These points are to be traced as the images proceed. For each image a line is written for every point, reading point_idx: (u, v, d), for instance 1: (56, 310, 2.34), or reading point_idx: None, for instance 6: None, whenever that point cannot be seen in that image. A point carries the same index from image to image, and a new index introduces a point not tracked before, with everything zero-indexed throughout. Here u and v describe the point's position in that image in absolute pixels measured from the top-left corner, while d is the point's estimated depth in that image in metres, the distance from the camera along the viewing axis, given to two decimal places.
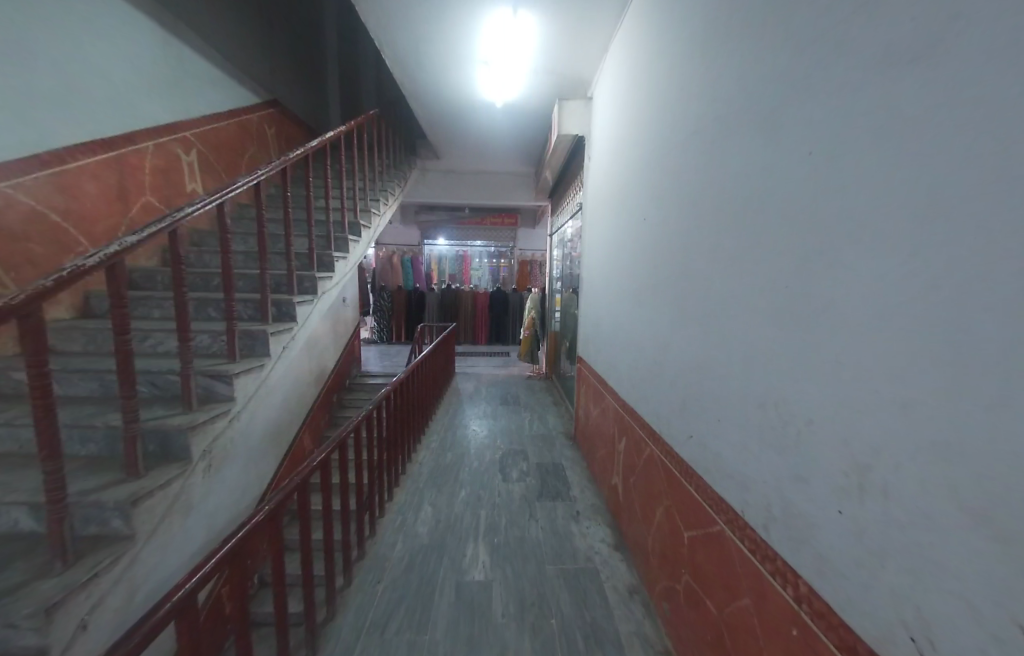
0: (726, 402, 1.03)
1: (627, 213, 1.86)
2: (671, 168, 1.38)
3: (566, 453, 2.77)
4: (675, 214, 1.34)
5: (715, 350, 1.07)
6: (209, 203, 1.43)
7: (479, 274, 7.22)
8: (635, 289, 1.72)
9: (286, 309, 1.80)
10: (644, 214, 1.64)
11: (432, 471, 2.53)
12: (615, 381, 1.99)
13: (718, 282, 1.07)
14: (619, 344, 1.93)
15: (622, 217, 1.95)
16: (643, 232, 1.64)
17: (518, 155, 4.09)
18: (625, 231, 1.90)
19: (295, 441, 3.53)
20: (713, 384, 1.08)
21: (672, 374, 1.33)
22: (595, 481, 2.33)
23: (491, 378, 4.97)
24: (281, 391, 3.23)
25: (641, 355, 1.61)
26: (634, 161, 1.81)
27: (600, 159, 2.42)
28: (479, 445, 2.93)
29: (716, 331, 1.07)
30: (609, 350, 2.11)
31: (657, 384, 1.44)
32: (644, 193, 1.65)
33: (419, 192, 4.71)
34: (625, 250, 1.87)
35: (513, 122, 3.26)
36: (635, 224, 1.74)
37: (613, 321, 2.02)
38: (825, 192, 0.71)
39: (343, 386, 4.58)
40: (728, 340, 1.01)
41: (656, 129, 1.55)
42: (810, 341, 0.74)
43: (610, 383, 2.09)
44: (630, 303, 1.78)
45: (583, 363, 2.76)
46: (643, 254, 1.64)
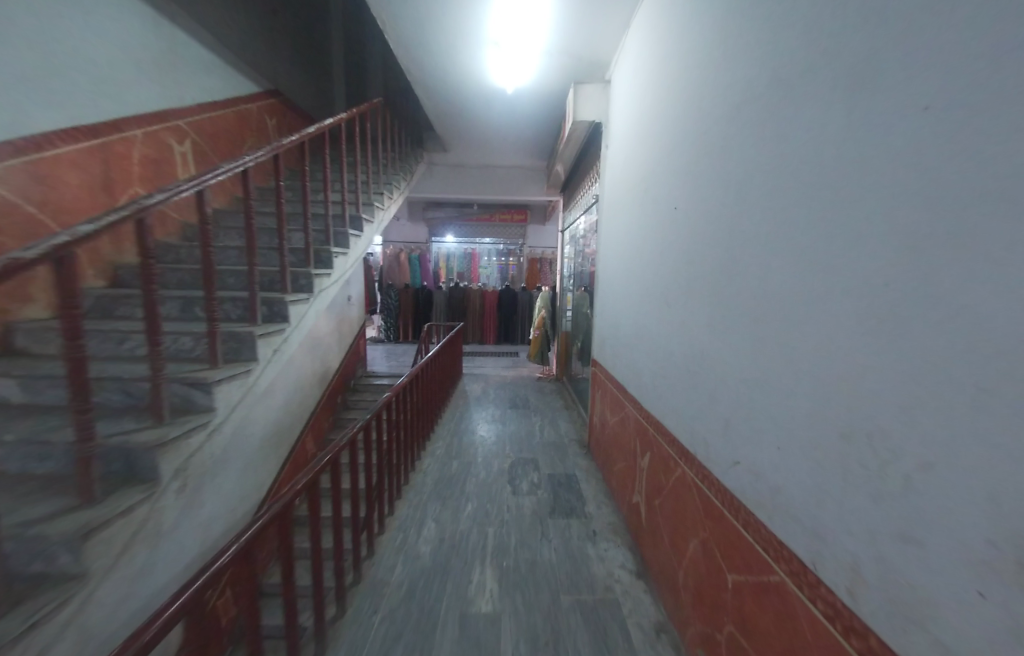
0: (790, 425, 0.83)
1: (654, 206, 1.66)
2: (711, 148, 1.17)
3: (579, 463, 2.60)
4: (715, 200, 1.14)
5: (773, 363, 0.88)
6: (182, 191, 1.26)
7: (487, 272, 7.02)
8: (665, 287, 1.51)
9: (279, 309, 1.65)
10: (676, 204, 1.43)
11: (436, 480, 2.38)
12: (637, 389, 1.80)
13: (777, 277, 0.86)
14: (644, 348, 1.72)
15: (648, 209, 1.74)
16: (674, 224, 1.44)
17: (528, 148, 3.91)
18: (651, 225, 1.69)
19: (296, 445, 3.42)
20: (771, 402, 0.89)
21: (712, 386, 1.14)
22: (612, 496, 2.14)
23: (499, 379, 4.79)
24: (280, 393, 3.11)
25: (671, 364, 1.41)
26: (661, 148, 1.60)
27: (621, 146, 2.21)
28: (487, 453, 2.76)
29: (777, 338, 0.87)
30: (630, 357, 1.92)
31: (692, 397, 1.25)
32: (676, 179, 1.44)
33: (426, 187, 4.56)
34: (652, 244, 1.67)
35: (523, 110, 3.06)
36: (663, 215, 1.55)
37: (636, 323, 1.83)
38: (946, 153, 0.51)
39: (347, 386, 4.45)
40: (795, 350, 0.81)
41: (688, 107, 1.36)
42: (924, 354, 0.54)
43: (630, 391, 1.90)
44: (658, 302, 1.57)
45: (599, 368, 2.56)
46: (675, 247, 1.43)
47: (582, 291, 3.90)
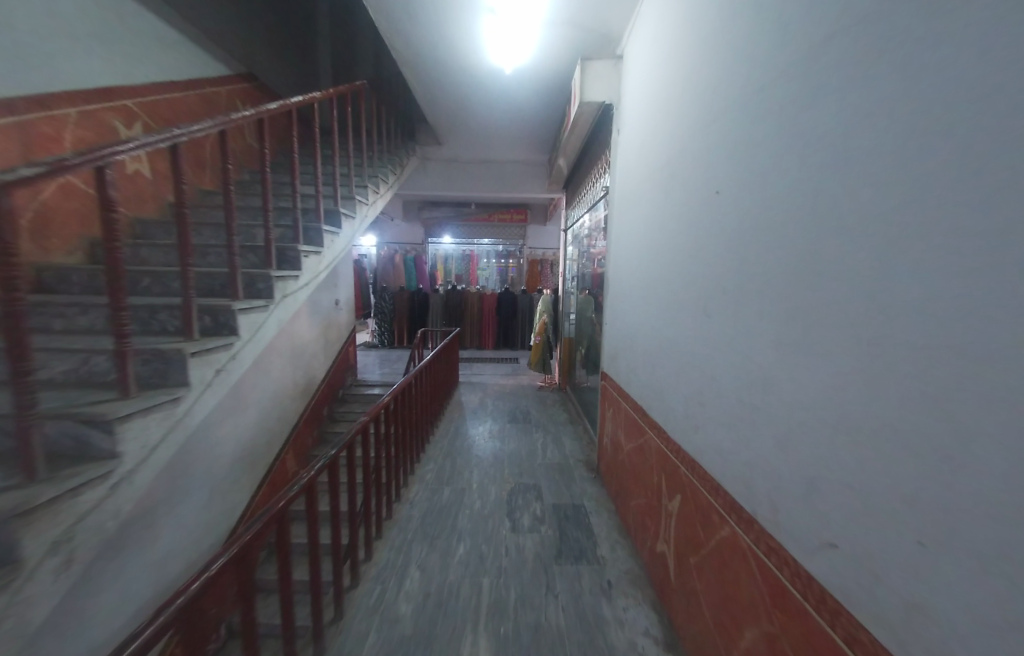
0: (932, 514, 0.51)
1: (683, 193, 1.34)
2: (774, 105, 0.85)
3: (587, 490, 2.28)
4: (780, 176, 0.83)
5: (887, 409, 0.58)
6: (69, 167, 0.92)
7: (485, 274, 6.70)
8: (699, 292, 1.20)
9: (224, 320, 1.34)
10: (717, 187, 1.11)
11: (424, 514, 2.06)
12: (662, 414, 1.49)
13: (896, 278, 0.56)
14: (671, 367, 1.41)
15: (673, 198, 1.42)
16: (714, 213, 1.13)
17: (529, 140, 3.62)
18: (678, 215, 1.38)
19: (274, 464, 3.10)
20: (884, 468, 0.59)
21: (780, 429, 0.83)
22: (628, 536, 1.83)
23: (498, 389, 4.47)
24: (252, 410, 2.80)
25: (712, 390, 1.11)
26: (691, 121, 1.29)
27: (635, 127, 1.89)
28: (483, 477, 2.45)
29: (899, 376, 0.55)
30: (651, 374, 1.61)
31: (747, 438, 0.95)
32: (715, 156, 1.12)
33: (419, 183, 4.27)
34: (680, 239, 1.36)
35: (524, 95, 2.77)
36: (696, 202, 1.24)
37: (659, 336, 1.52)
38: None
39: (334, 397, 4.15)
40: (940, 395, 0.50)
41: (730, 62, 1.05)
42: None
43: (653, 416, 1.59)
44: (691, 311, 1.25)
45: (610, 383, 2.25)
46: (714, 242, 1.12)
47: (588, 294, 3.60)
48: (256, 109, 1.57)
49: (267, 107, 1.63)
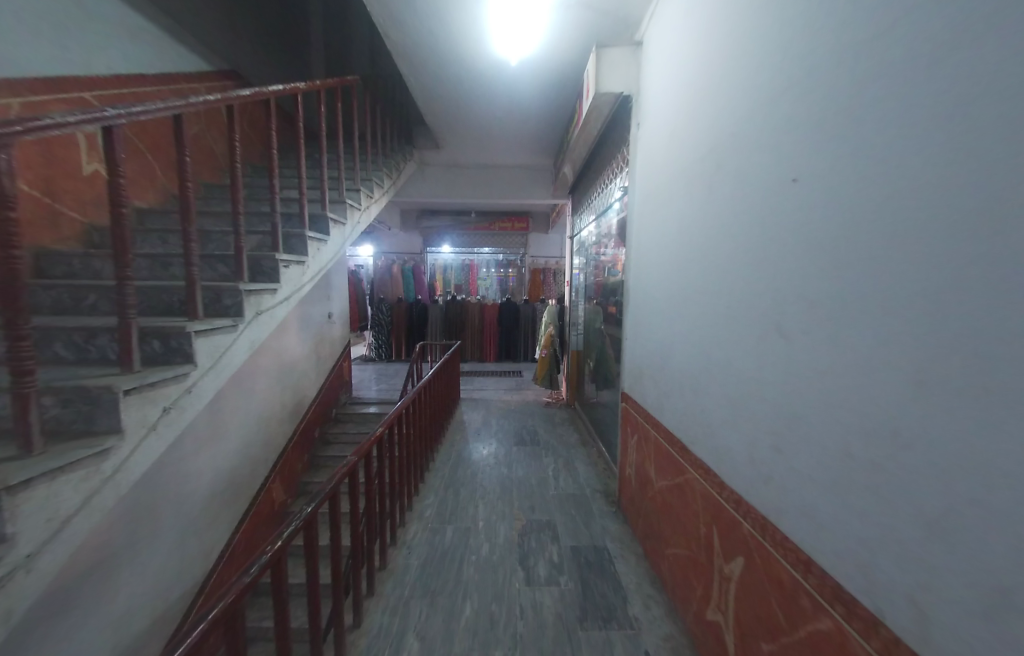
0: None
1: (729, 187, 1.12)
2: (882, 55, 0.62)
3: (609, 528, 2.01)
4: (896, 150, 0.60)
5: None
6: None
7: (486, 285, 6.49)
8: (761, 306, 0.96)
9: (177, 345, 1.09)
10: (784, 174, 0.88)
11: (424, 562, 1.79)
12: (708, 451, 1.25)
13: None
14: (720, 395, 1.16)
15: (715, 194, 1.19)
16: (781, 207, 0.89)
17: (533, 142, 3.44)
18: (723, 213, 1.14)
19: (259, 495, 2.81)
20: None
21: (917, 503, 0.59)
22: (665, 591, 1.55)
23: (503, 406, 4.19)
24: (231, 437, 2.52)
25: (789, 432, 0.87)
26: (739, 102, 1.07)
27: (659, 120, 1.68)
28: (490, 512, 2.17)
29: None
30: (688, 402, 1.37)
31: (856, 504, 0.71)
32: (779, 136, 0.89)
33: (418, 190, 4.07)
34: (727, 242, 1.12)
35: (529, 92, 2.58)
36: (753, 197, 1.00)
37: (701, 358, 1.27)
38: None
39: (327, 417, 3.87)
40: None
41: (802, 16, 0.83)
42: None
43: (694, 452, 1.34)
44: (750, 329, 1.01)
45: (632, 405, 1.99)
46: (782, 243, 0.89)
47: (597, 304, 3.37)
48: (223, 95, 1.35)
49: (236, 93, 1.41)
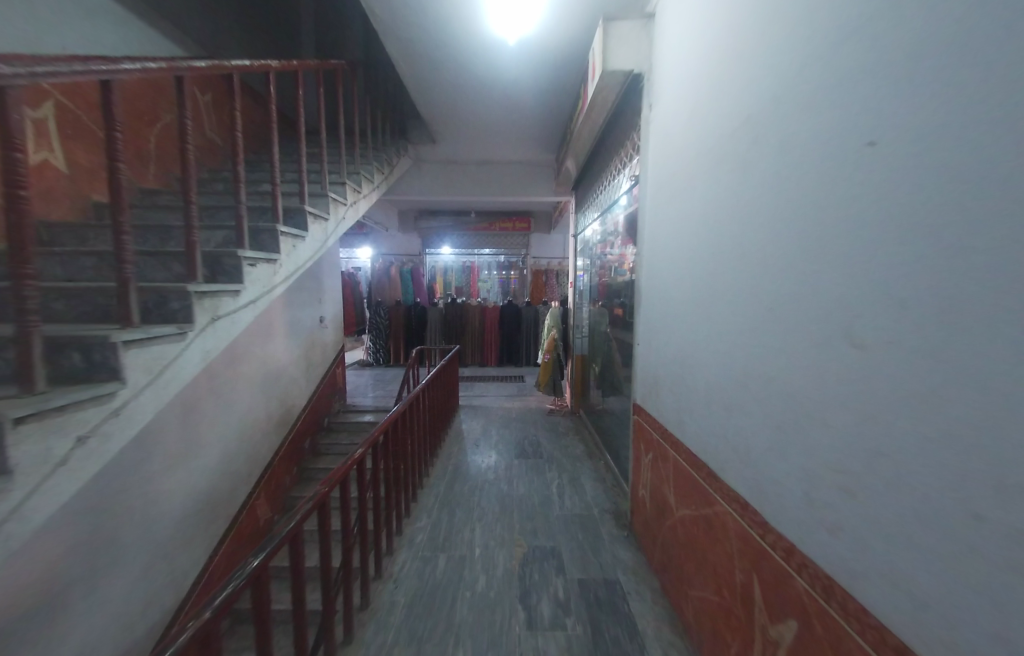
0: None
1: (769, 162, 0.90)
2: None
3: (620, 557, 1.79)
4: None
5: None
6: None
7: (487, 287, 6.31)
8: (824, 309, 0.74)
9: (101, 358, 0.90)
10: (851, 138, 0.66)
11: (412, 598, 1.58)
12: (745, 482, 1.03)
13: None
14: (765, 418, 0.94)
15: (751, 174, 0.98)
16: (849, 180, 0.67)
17: (534, 135, 3.25)
18: (764, 195, 0.92)
19: (241, 514, 2.63)
20: None
21: None
22: (689, 639, 1.33)
23: (504, 414, 3.98)
24: (206, 452, 2.33)
25: (865, 474, 0.66)
26: (781, 56, 0.86)
27: (674, 96, 1.48)
28: (488, 537, 1.96)
29: None
30: (717, 421, 1.16)
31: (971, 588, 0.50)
32: (845, 87, 0.67)
33: (414, 187, 3.89)
34: (770, 231, 0.90)
35: (529, 76, 2.40)
36: (803, 173, 0.79)
37: (735, 370, 1.06)
38: None
39: (318, 426, 3.68)
40: None
41: None
42: None
43: (726, 481, 1.13)
44: (807, 338, 0.79)
45: (644, 419, 1.77)
46: (851, 229, 0.67)
47: (602, 306, 3.17)
48: (170, 63, 1.15)
49: (190, 63, 1.21)
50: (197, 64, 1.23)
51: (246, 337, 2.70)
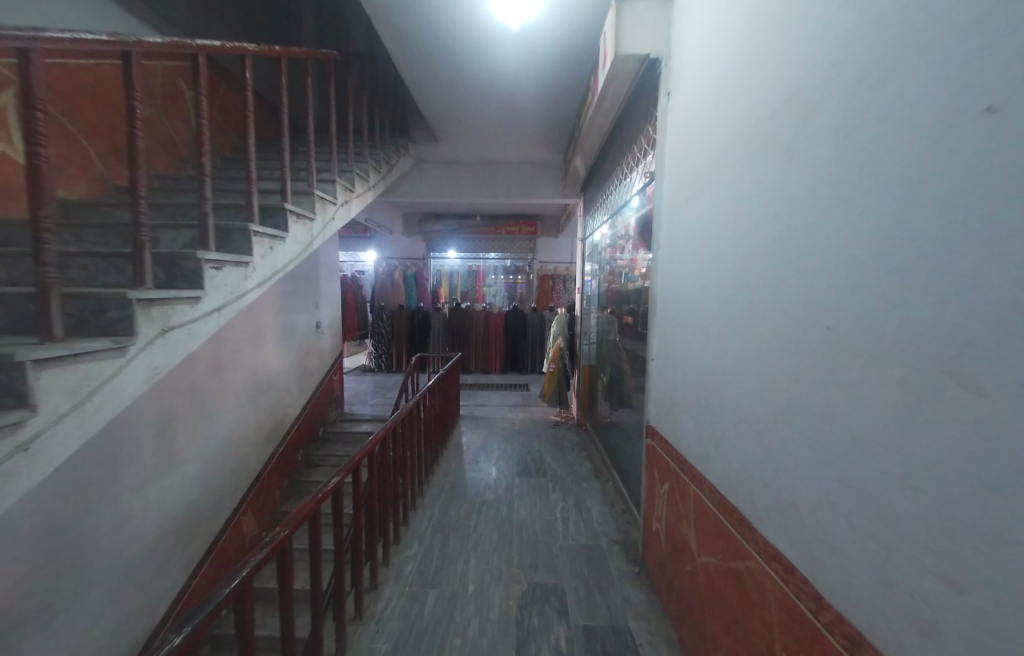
0: None
1: (830, 144, 0.70)
2: None
3: (629, 597, 1.59)
4: None
5: None
6: None
7: (492, 291, 6.15)
8: (906, 330, 0.54)
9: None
10: (953, 99, 0.47)
11: (395, 646, 1.39)
12: (784, 539, 0.84)
13: None
14: (818, 464, 0.74)
15: (801, 160, 0.78)
16: (948, 158, 0.48)
17: (540, 133, 3.09)
18: (821, 185, 0.72)
19: (226, 530, 2.49)
20: None
21: None
22: None
23: (506, 425, 3.79)
24: (185, 466, 2.19)
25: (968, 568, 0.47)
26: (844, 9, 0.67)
27: (698, 78, 1.27)
28: (482, 570, 1.77)
29: None
30: (748, 460, 0.96)
31: None
32: (946, 29, 0.48)
33: (416, 188, 3.76)
34: (828, 229, 0.71)
35: (534, 68, 2.24)
36: (875, 157, 0.60)
37: (772, 401, 0.87)
38: None
39: (312, 436, 3.54)
40: None
41: None
42: None
43: (758, 531, 0.93)
44: (878, 369, 0.59)
45: (657, 443, 1.57)
46: (950, 226, 0.48)
47: (611, 314, 2.97)
48: (116, 38, 1.01)
49: (142, 40, 1.07)
50: (151, 41, 1.08)
51: (233, 344, 2.57)
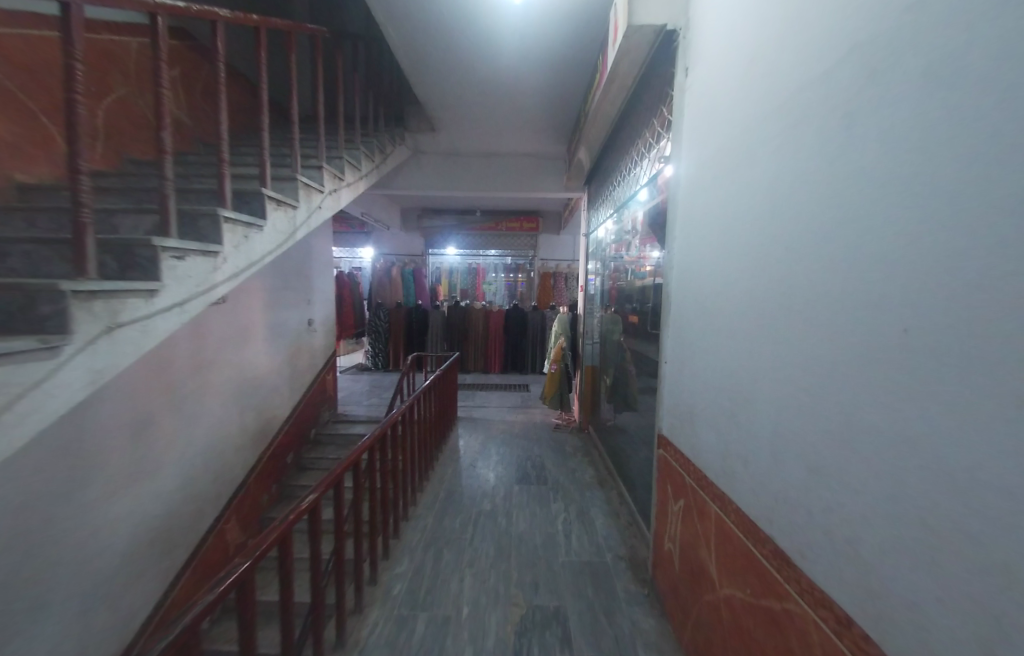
0: None
1: (895, 100, 0.55)
2: None
3: (636, 621, 1.46)
4: None
5: None
6: None
7: (492, 289, 6.01)
8: (982, 341, 0.43)
9: None
10: None
11: None
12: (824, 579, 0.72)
13: None
14: (873, 499, 0.60)
15: (856, 125, 0.62)
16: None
17: (543, 122, 2.95)
18: (881, 154, 0.57)
19: (208, 539, 2.35)
20: None
21: None
22: None
23: (505, 428, 3.65)
24: (162, 472, 2.06)
25: None
26: None
27: (722, 45, 1.11)
28: (478, 589, 1.63)
29: None
30: (778, 483, 0.84)
31: None
32: None
33: (414, 181, 3.61)
34: (887, 208, 0.56)
35: (538, 49, 2.09)
36: (942, 123, 0.48)
37: (808, 418, 0.75)
38: None
39: (303, 438, 3.41)
40: None
41: None
42: None
43: (791, 565, 0.81)
44: (945, 389, 0.47)
45: (669, 455, 1.44)
46: None
47: (614, 313, 2.83)
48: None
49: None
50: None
51: (215, 343, 2.43)
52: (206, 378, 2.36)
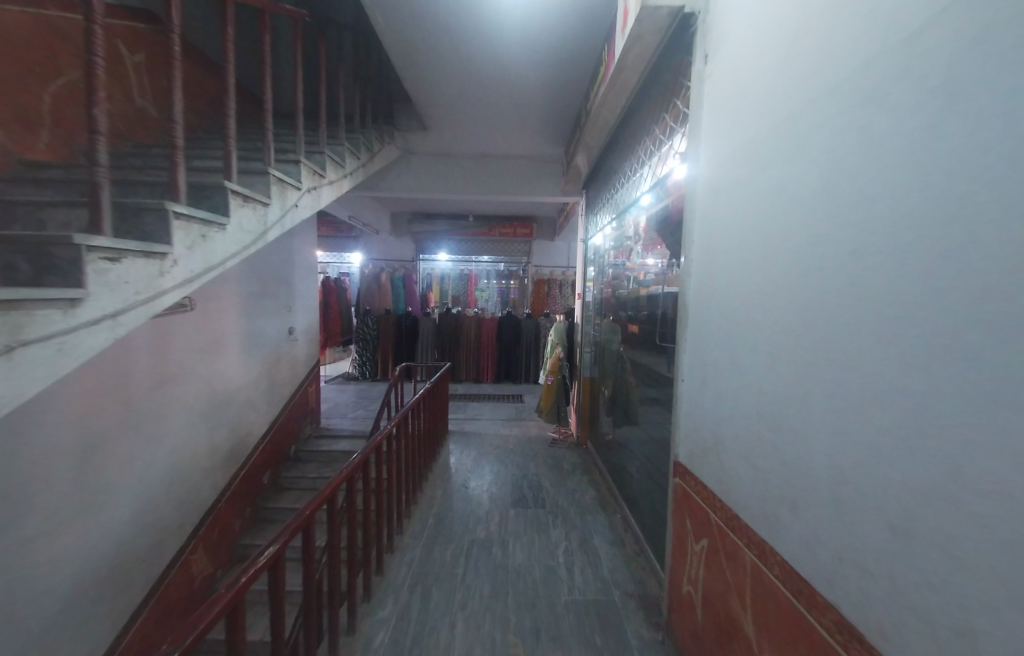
0: None
1: (1010, 67, 0.42)
2: None
3: None
4: None
5: None
6: None
7: (485, 296, 5.85)
8: None
9: None
10: None
11: None
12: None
13: None
14: (994, 586, 0.45)
15: (948, 102, 0.50)
16: None
17: (540, 123, 2.84)
18: (986, 137, 0.45)
19: (170, 576, 2.09)
20: None
21: None
22: None
23: (498, 443, 3.47)
24: (115, 500, 1.82)
25: None
26: None
27: (752, 24, 0.99)
28: (472, 637, 1.44)
29: None
30: (834, 537, 0.70)
31: None
32: None
33: (404, 183, 3.46)
34: (999, 206, 0.44)
35: (538, 42, 1.98)
36: None
37: (877, 462, 0.61)
38: None
39: (281, 456, 3.16)
40: None
41: None
42: None
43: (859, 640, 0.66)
44: None
45: (687, 485, 1.29)
46: None
47: (613, 322, 2.70)
48: None
49: None
50: None
51: (181, 354, 2.20)
52: (170, 393, 2.13)
